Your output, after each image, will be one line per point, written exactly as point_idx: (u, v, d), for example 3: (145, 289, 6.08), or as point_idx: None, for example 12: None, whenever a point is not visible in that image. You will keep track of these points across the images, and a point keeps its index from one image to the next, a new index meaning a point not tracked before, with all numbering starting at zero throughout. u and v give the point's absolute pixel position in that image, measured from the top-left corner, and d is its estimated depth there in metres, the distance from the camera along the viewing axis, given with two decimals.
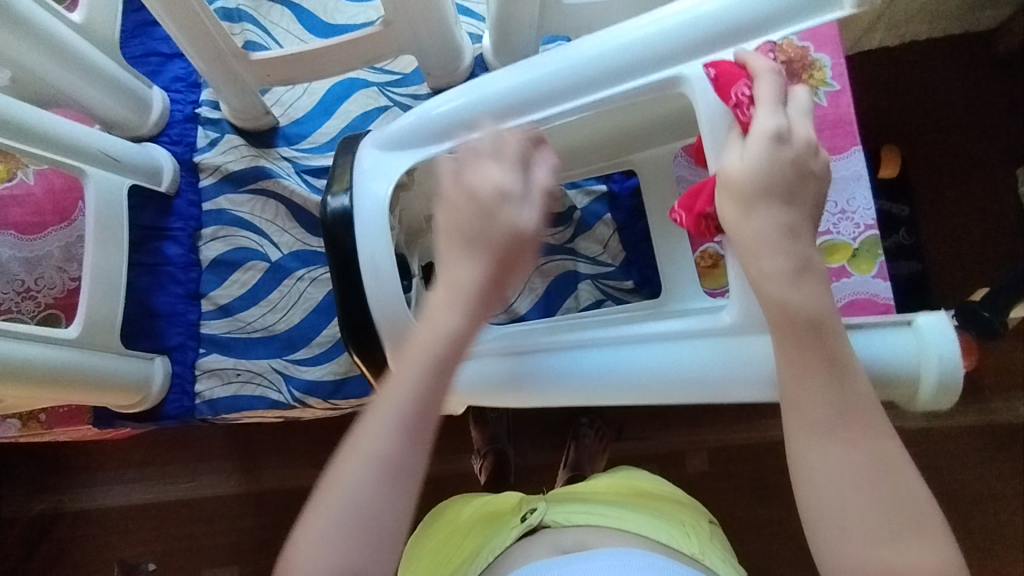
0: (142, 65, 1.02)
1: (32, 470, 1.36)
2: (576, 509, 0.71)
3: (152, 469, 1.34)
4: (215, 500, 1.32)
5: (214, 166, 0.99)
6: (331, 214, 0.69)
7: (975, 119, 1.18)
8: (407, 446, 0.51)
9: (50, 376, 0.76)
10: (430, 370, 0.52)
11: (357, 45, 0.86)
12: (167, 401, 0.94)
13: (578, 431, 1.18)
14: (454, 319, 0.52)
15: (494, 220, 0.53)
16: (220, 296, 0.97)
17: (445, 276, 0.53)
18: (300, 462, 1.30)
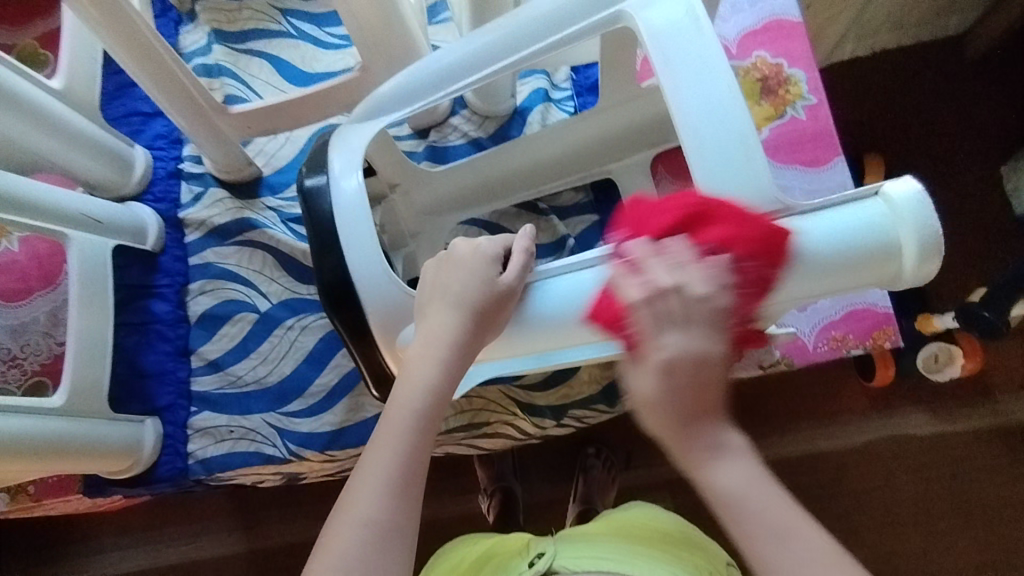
0: (124, 124, 1.02)
1: (23, 545, 1.31)
2: (584, 552, 0.67)
3: (150, 534, 1.30)
4: (217, 562, 1.28)
5: (199, 221, 0.98)
6: (308, 189, 0.66)
7: (954, 121, 1.19)
8: (396, 506, 0.54)
9: (33, 448, 0.74)
10: (417, 420, 0.57)
11: (335, 92, 0.87)
12: (160, 463, 0.91)
13: (585, 463, 1.15)
14: (432, 376, 0.58)
15: (473, 281, 0.59)
16: (209, 352, 0.95)
17: (423, 330, 0.59)
18: (303, 516, 1.27)
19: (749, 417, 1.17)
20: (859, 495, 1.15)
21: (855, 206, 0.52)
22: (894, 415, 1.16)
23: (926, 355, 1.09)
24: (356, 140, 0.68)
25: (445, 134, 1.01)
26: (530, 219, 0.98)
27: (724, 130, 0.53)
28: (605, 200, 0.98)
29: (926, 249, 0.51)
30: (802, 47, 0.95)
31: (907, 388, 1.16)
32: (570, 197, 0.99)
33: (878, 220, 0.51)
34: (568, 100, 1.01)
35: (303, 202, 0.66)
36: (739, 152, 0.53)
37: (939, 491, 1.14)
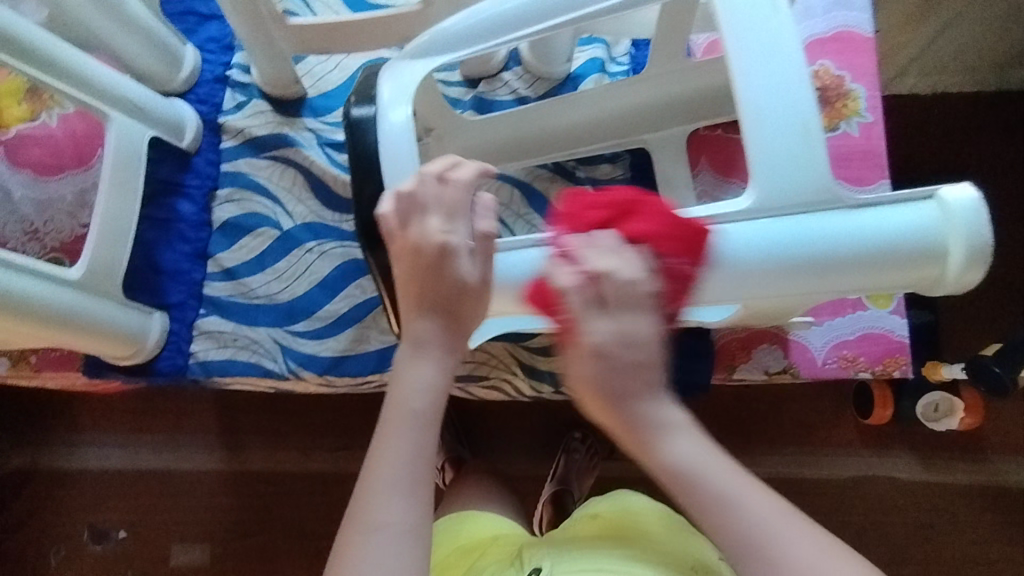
0: (179, 22, 1.02)
1: (9, 423, 1.34)
2: (581, 563, 0.60)
3: (131, 435, 1.32)
4: (195, 474, 1.30)
5: (238, 129, 0.98)
6: (354, 119, 0.64)
7: (1003, 171, 1.16)
8: (411, 507, 0.51)
9: (44, 314, 0.74)
10: (419, 420, 0.55)
11: (395, 22, 0.85)
12: (160, 357, 0.92)
13: (568, 444, 1.16)
14: (431, 373, 0.56)
15: (443, 274, 0.55)
16: (226, 259, 0.95)
17: (409, 330, 0.57)
18: (282, 444, 1.29)
19: (739, 427, 1.16)
20: (834, 526, 1.14)
21: (906, 208, 0.51)
22: (884, 455, 1.15)
23: (927, 402, 1.09)
24: (409, 76, 0.66)
25: (495, 88, 1.00)
26: (566, 186, 0.97)
27: (789, 110, 0.52)
28: (642, 182, 0.97)
29: (973, 260, 0.51)
30: (866, 62, 0.94)
31: (899, 432, 1.15)
32: (606, 171, 0.99)
33: (929, 224, 0.51)
34: (623, 74, 0.99)
35: (348, 130, 0.65)
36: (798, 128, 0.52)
37: (908, 536, 1.14)
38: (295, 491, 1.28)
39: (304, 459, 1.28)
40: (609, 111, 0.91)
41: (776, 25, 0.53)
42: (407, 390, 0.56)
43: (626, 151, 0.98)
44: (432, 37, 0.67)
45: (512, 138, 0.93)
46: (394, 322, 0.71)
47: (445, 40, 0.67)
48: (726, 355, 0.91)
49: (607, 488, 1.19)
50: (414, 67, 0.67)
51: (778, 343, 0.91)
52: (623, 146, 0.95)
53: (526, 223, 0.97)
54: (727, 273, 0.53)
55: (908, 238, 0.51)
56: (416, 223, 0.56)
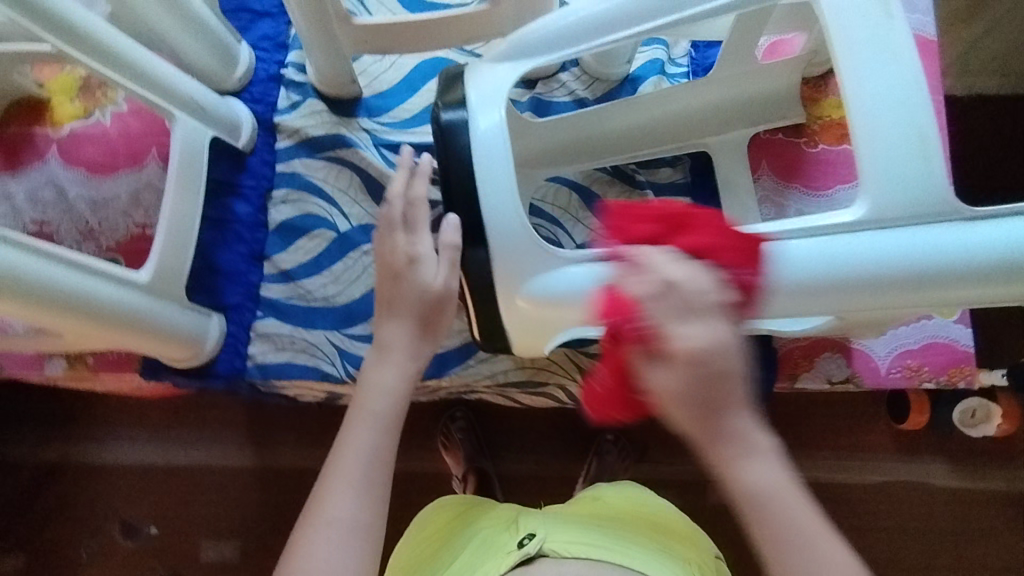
0: (233, 19, 1.01)
1: (42, 418, 1.33)
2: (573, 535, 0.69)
3: (165, 431, 1.32)
4: (226, 471, 1.30)
5: (293, 129, 0.97)
6: (446, 124, 0.64)
7: None
8: (361, 501, 0.59)
9: (114, 316, 0.74)
10: (376, 421, 0.63)
11: (461, 23, 0.84)
12: (218, 360, 0.92)
13: (601, 445, 1.17)
14: (392, 377, 0.65)
15: (408, 282, 0.65)
16: (283, 261, 0.95)
17: (385, 336, 0.66)
18: (315, 442, 1.28)
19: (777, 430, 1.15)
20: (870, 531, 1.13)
21: (1003, 225, 0.54)
22: (915, 461, 1.14)
23: (964, 408, 1.08)
24: (496, 79, 0.65)
25: (552, 89, 0.99)
26: (623, 190, 0.97)
27: (903, 123, 0.53)
28: (702, 187, 0.96)
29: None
30: (930, 66, 0.92)
31: (933, 437, 1.14)
32: (666, 174, 0.97)
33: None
34: (682, 76, 0.98)
35: (438, 134, 0.64)
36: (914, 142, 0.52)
37: (940, 541, 1.13)
38: None
39: None
40: (669, 112, 0.92)
41: (891, 33, 0.53)
42: (371, 394, 0.64)
43: (686, 154, 0.97)
44: (518, 39, 0.65)
45: (575, 141, 0.92)
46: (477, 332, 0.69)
47: (537, 41, 0.65)
48: (787, 363, 0.90)
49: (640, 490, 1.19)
50: (500, 70, 0.65)
51: (838, 351, 0.90)
52: (684, 151, 0.94)
53: (584, 228, 0.96)
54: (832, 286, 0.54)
55: (999, 256, 0.53)
56: (390, 241, 0.66)
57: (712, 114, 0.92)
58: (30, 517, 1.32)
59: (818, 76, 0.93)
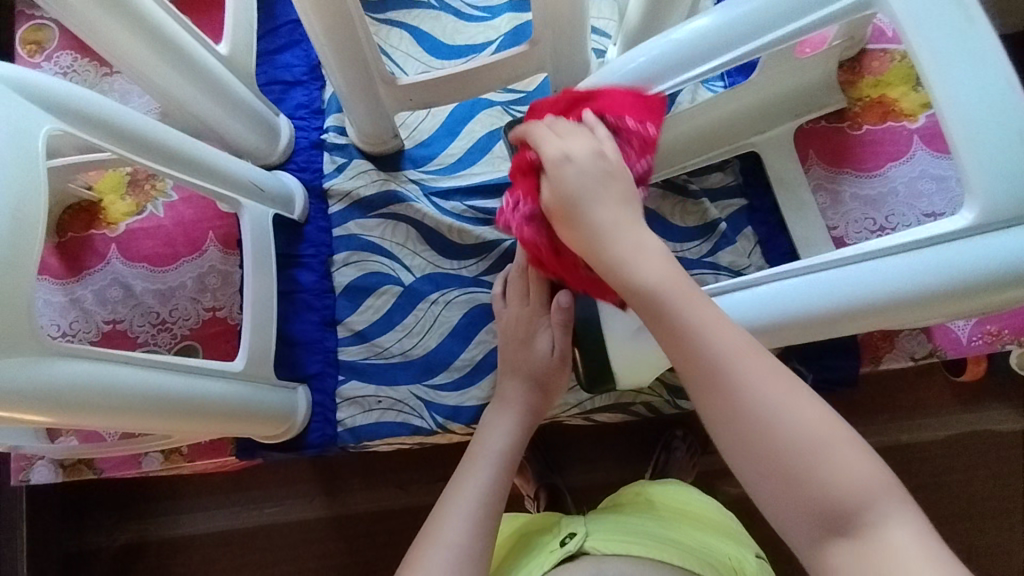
0: (267, 93, 1.02)
1: (117, 501, 1.35)
2: (613, 534, 0.71)
3: (240, 495, 1.33)
4: (303, 526, 1.31)
5: (344, 192, 0.98)
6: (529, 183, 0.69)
7: None
8: (475, 531, 0.64)
9: (218, 408, 0.75)
10: (493, 465, 0.70)
11: (501, 66, 0.85)
12: (310, 430, 0.93)
13: (670, 442, 1.18)
14: (507, 424, 0.74)
15: (528, 350, 0.76)
16: (356, 322, 0.96)
17: (505, 394, 0.77)
18: (384, 483, 1.30)
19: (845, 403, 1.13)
20: (950, 490, 1.11)
21: None
22: (977, 410, 1.12)
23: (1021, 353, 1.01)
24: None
25: None
26: (675, 201, 0.97)
27: (1005, 119, 0.52)
28: (753, 184, 0.97)
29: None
30: None
31: (994, 382, 1.12)
32: (718, 179, 0.98)
33: None
34: (717, 81, 0.98)
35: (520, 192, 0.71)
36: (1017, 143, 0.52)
37: (1014, 487, 1.10)
38: (409, 527, 1.29)
39: (411, 495, 1.29)
40: (712, 119, 0.91)
41: (978, 29, 0.53)
42: (489, 438, 0.73)
43: (733, 156, 0.97)
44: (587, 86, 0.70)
45: None
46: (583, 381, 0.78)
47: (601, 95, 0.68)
48: (869, 348, 0.91)
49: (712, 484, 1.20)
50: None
51: (920, 329, 0.90)
52: (731, 153, 0.95)
53: None
54: (952, 291, 0.54)
55: None
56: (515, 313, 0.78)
57: (755, 114, 0.93)
58: None
59: (851, 59, 0.95)
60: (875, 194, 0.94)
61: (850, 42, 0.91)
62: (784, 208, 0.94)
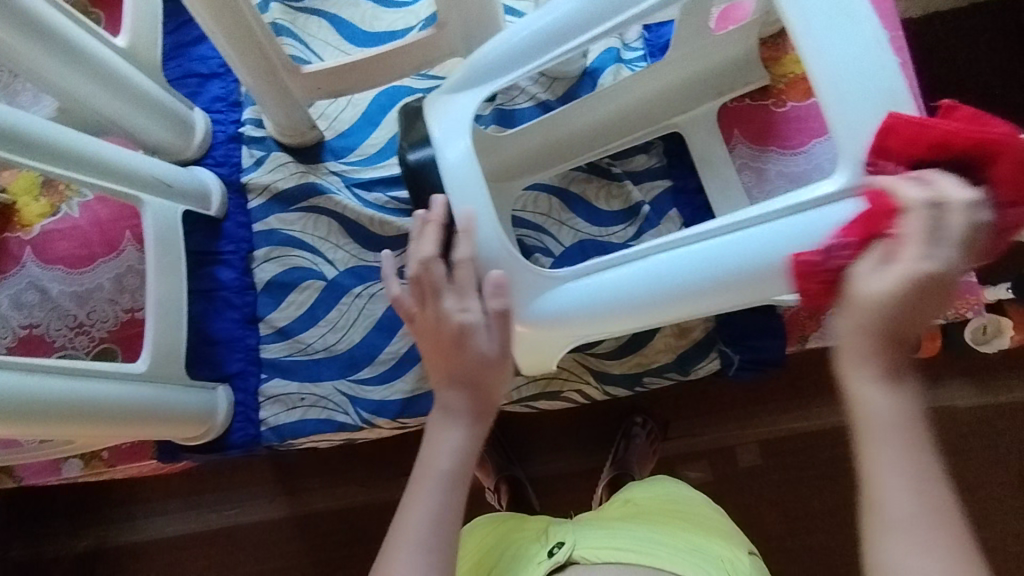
0: (182, 87, 1.00)
1: (68, 508, 1.31)
2: (605, 541, 0.68)
3: (195, 499, 1.29)
4: (264, 527, 1.27)
5: (263, 186, 0.96)
6: (415, 160, 0.69)
7: None
8: (432, 566, 0.54)
9: (120, 414, 0.74)
10: (444, 484, 0.58)
11: (408, 52, 0.83)
12: (232, 430, 0.92)
13: (630, 430, 1.12)
14: (457, 437, 0.60)
15: (464, 351, 0.61)
16: (278, 319, 0.94)
17: (443, 401, 0.62)
18: (344, 482, 1.25)
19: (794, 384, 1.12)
20: None
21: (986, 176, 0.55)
22: (941, 387, 1.07)
23: (973, 327, 0.97)
24: (456, 109, 0.68)
25: (513, 97, 0.97)
26: (599, 184, 0.96)
27: (865, 79, 0.55)
28: (678, 164, 0.96)
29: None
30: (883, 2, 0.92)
31: (958, 359, 1.06)
32: (642, 161, 0.97)
33: None
34: (640, 60, 0.96)
35: (408, 172, 0.70)
36: (878, 101, 0.55)
37: (983, 466, 1.05)
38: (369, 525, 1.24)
39: (369, 492, 1.25)
40: (630, 100, 0.91)
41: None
42: (437, 450, 0.60)
43: (658, 137, 0.96)
44: (472, 66, 0.68)
45: (542, 145, 0.91)
46: None
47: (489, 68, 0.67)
48: (795, 326, 0.89)
49: (672, 470, 1.15)
50: (457, 99, 0.68)
51: None
52: (654, 134, 0.93)
53: (570, 230, 0.95)
54: None
55: None
56: (433, 306, 0.63)
57: (677, 93, 0.91)
58: None
59: (773, 34, 0.93)
60: (801, 171, 0.93)
61: (769, 16, 0.90)
62: (708, 189, 0.93)
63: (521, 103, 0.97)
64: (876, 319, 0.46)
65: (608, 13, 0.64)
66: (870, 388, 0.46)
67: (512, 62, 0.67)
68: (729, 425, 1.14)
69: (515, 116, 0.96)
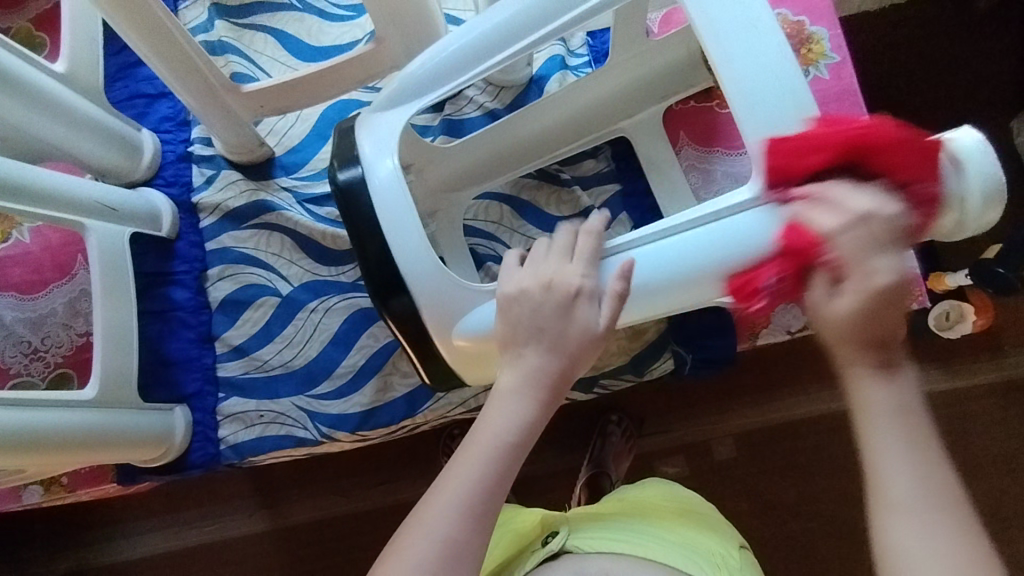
0: (129, 108, 1.00)
1: (43, 532, 1.30)
2: (604, 531, 0.67)
3: (171, 517, 1.28)
4: (243, 543, 1.26)
5: (214, 205, 0.96)
6: (345, 182, 0.66)
7: (987, 58, 1.09)
8: (468, 528, 0.53)
9: (72, 442, 0.74)
10: (496, 458, 0.56)
11: (348, 68, 0.84)
12: (191, 450, 0.92)
13: (604, 428, 1.13)
14: (528, 410, 0.58)
15: (572, 322, 0.60)
16: (233, 337, 0.94)
17: (522, 368, 0.60)
18: (322, 493, 1.25)
19: (759, 377, 1.14)
20: None
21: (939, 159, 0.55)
22: None
23: (938, 312, 1.02)
24: (384, 126, 0.68)
25: (461, 107, 0.98)
26: (549, 191, 0.97)
27: (775, 85, 0.58)
28: (626, 168, 0.97)
29: (990, 197, 0.55)
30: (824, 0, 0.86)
31: (916, 346, 1.09)
32: (590, 166, 0.98)
33: (953, 170, 0.55)
34: (586, 66, 0.97)
35: (337, 196, 0.67)
36: (791, 104, 0.57)
37: (945, 448, 1.08)
38: (347, 536, 1.23)
39: (346, 502, 1.24)
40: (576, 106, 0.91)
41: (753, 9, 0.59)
42: (500, 419, 0.57)
43: (604, 143, 0.97)
44: (399, 85, 0.69)
45: (488, 156, 0.91)
46: (424, 373, 0.72)
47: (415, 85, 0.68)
48: (746, 325, 0.89)
49: (645, 466, 1.16)
50: (387, 119, 0.68)
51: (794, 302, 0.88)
52: (602, 140, 0.93)
53: (522, 237, 0.97)
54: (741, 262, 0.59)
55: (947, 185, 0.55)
56: (559, 270, 0.62)
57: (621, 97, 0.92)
58: None
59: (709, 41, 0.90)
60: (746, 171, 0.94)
61: None
62: (657, 192, 0.94)
63: (470, 113, 0.98)
64: (848, 336, 0.47)
65: (529, 28, 0.65)
66: (869, 381, 0.47)
67: (438, 79, 0.67)
68: (698, 421, 1.15)
69: (464, 126, 0.97)
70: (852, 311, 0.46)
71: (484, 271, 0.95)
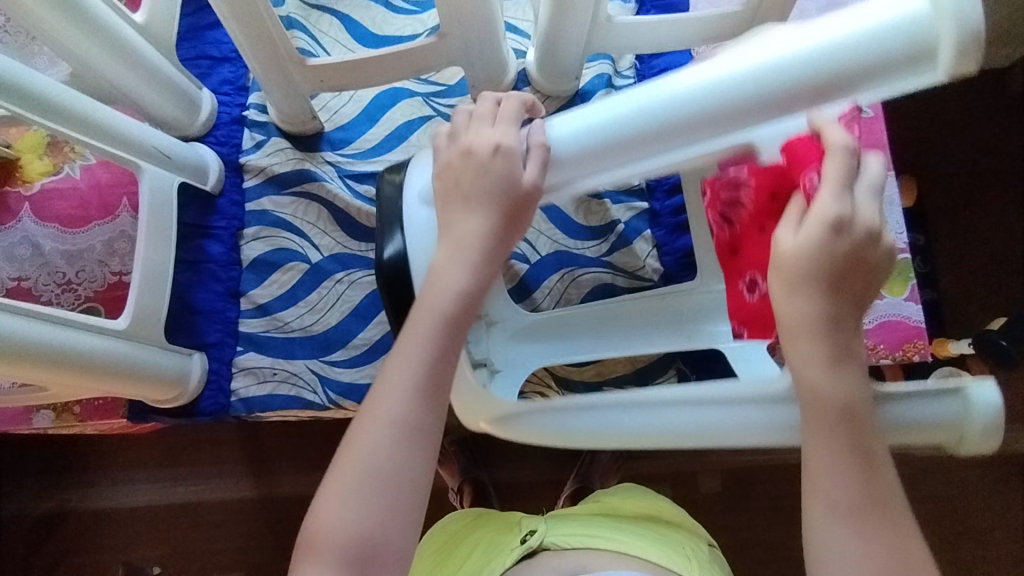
0: (193, 67, 1.05)
1: (36, 466, 1.32)
2: (576, 528, 0.68)
3: (163, 471, 1.30)
4: (229, 506, 1.28)
5: (259, 168, 1.01)
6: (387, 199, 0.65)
7: (1012, 141, 1.13)
8: (419, 407, 0.55)
9: (99, 366, 0.77)
10: (444, 324, 0.56)
11: (408, 57, 0.88)
12: (203, 397, 0.95)
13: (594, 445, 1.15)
14: (464, 279, 0.56)
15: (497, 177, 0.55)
16: (259, 296, 0.98)
17: (455, 235, 0.57)
18: (313, 468, 1.27)
19: None
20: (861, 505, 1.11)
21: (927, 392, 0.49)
22: None
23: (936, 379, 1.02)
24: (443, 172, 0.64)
25: None
26: (580, 200, 1.01)
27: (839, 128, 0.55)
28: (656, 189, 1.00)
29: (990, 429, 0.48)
30: None
31: None
32: None
33: (945, 404, 0.49)
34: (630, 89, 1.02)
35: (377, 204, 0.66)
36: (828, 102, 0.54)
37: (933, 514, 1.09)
38: None
39: None
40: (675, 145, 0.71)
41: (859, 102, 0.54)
42: (437, 293, 0.56)
43: None
44: None
45: None
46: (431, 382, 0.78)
47: None
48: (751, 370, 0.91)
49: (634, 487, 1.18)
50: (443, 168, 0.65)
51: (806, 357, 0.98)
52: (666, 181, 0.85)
53: (548, 239, 1.00)
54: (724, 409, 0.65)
55: (922, 413, 0.49)
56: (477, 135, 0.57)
57: None
58: (33, 566, 1.31)
59: None
60: None
61: None
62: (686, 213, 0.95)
63: None
64: (801, 270, 0.47)
65: None
66: (822, 372, 0.48)
67: None
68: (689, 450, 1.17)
69: None
70: (809, 250, 0.46)
71: (507, 267, 1.00)
